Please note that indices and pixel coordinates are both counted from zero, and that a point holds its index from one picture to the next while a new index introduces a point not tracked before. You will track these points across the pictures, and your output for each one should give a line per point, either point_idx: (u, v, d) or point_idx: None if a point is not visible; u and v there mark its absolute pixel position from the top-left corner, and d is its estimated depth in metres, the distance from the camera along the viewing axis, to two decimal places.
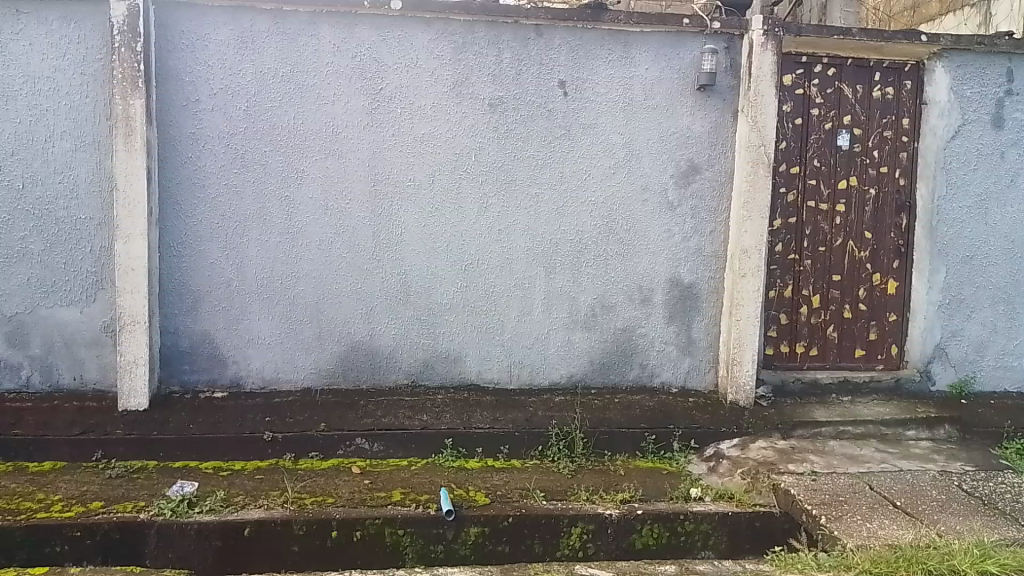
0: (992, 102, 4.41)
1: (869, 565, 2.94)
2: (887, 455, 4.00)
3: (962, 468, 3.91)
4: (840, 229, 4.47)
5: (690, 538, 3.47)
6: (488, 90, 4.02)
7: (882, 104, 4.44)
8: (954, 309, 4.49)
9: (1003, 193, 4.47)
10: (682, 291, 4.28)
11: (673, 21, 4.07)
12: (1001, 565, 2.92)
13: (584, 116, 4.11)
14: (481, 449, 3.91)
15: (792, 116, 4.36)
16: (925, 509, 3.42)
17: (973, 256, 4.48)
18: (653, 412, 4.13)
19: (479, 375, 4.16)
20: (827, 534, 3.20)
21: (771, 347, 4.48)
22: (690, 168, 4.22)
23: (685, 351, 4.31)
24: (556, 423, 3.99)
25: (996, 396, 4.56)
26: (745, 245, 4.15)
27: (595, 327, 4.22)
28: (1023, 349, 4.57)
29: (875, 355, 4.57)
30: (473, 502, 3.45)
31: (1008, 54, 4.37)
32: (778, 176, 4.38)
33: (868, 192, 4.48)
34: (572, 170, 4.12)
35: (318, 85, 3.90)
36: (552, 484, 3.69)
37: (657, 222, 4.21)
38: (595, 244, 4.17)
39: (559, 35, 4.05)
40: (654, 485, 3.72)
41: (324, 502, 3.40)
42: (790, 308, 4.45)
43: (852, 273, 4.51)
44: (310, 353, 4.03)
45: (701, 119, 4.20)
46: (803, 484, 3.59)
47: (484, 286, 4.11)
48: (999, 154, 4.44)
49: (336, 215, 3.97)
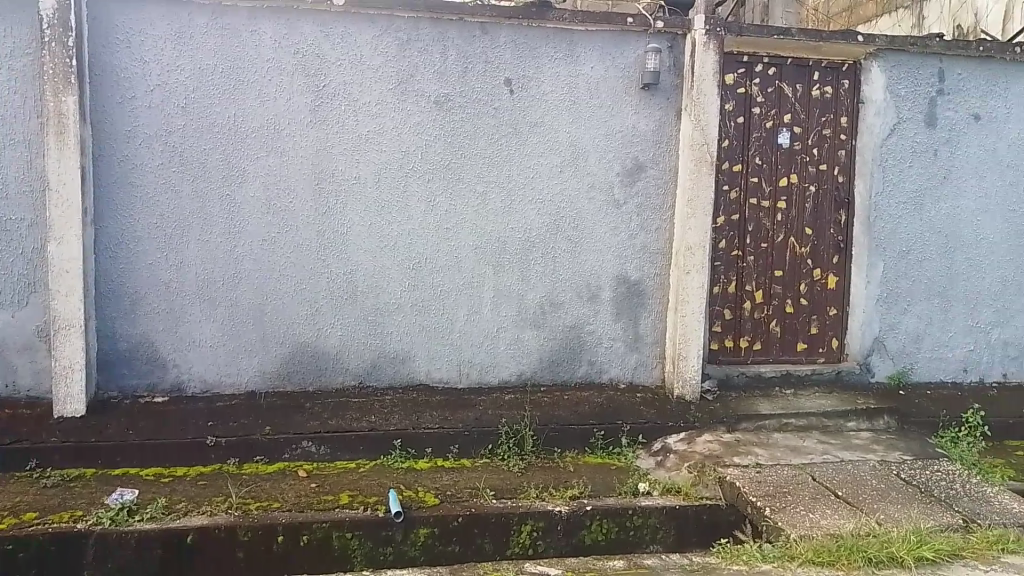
0: (925, 101, 4.54)
1: (812, 555, 3.04)
2: (828, 447, 4.09)
3: (900, 457, 4.01)
4: (782, 226, 4.56)
5: (639, 533, 3.50)
6: (434, 88, 3.99)
7: (820, 102, 4.54)
8: (891, 302, 4.62)
9: (936, 189, 4.61)
10: (629, 287, 4.31)
11: (617, 20, 4.10)
12: (936, 550, 3.09)
13: (531, 114, 4.11)
14: (430, 449, 3.90)
15: (734, 115, 4.43)
16: (865, 498, 3.51)
17: (909, 250, 4.61)
18: (601, 408, 4.15)
19: (427, 375, 4.13)
20: (771, 526, 3.26)
21: (716, 342, 4.53)
22: (636, 166, 4.26)
23: (632, 347, 4.34)
24: (506, 422, 3.99)
25: (931, 386, 4.70)
26: (690, 242, 4.22)
27: (543, 325, 4.22)
28: (956, 341, 4.73)
29: (816, 348, 4.68)
30: (422, 502, 3.42)
31: (940, 54, 4.51)
32: (721, 174, 4.44)
33: (808, 189, 4.58)
34: (518, 168, 4.12)
35: (259, 81, 3.82)
36: (502, 483, 3.68)
37: (604, 219, 4.24)
38: (542, 242, 4.18)
39: (504, 33, 4.04)
40: (603, 481, 3.74)
41: (270, 507, 3.34)
42: (734, 303, 4.52)
43: (793, 268, 4.60)
44: (254, 355, 3.95)
45: (646, 118, 4.24)
46: (748, 476, 3.66)
47: (431, 284, 4.08)
48: (932, 151, 4.58)
49: (279, 214, 3.90)
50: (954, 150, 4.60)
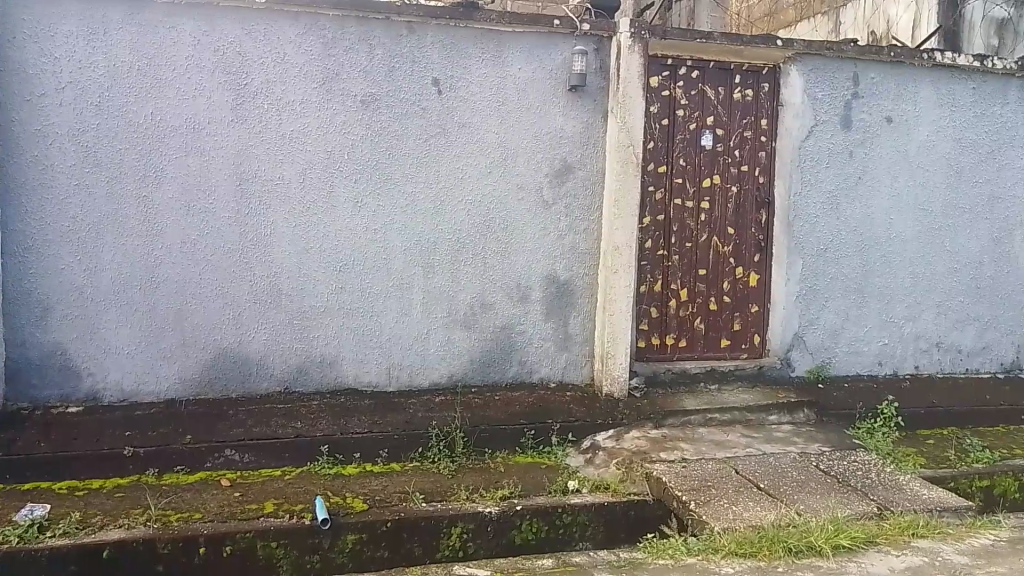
0: (841, 105, 4.71)
1: (734, 547, 3.13)
2: (751, 440, 4.21)
3: (819, 449, 4.15)
4: (705, 225, 4.65)
5: (569, 531, 3.53)
6: (360, 87, 3.95)
7: (742, 105, 4.64)
8: (810, 299, 4.77)
9: (852, 189, 4.78)
10: (558, 287, 4.34)
11: (544, 21, 4.13)
12: (852, 538, 3.22)
13: (459, 115, 4.09)
14: (358, 455, 3.84)
15: (659, 117, 4.50)
16: (786, 490, 3.61)
17: (826, 248, 4.77)
18: (532, 408, 4.17)
19: (356, 379, 4.07)
20: (695, 519, 3.32)
21: (644, 340, 4.60)
22: (564, 167, 4.29)
23: (562, 346, 4.37)
24: (437, 424, 3.97)
25: (849, 379, 4.87)
26: (617, 242, 4.27)
27: (473, 326, 4.21)
28: (871, 335, 4.91)
29: (739, 345, 4.78)
30: (350, 508, 3.37)
31: (854, 59, 4.69)
32: (647, 174, 4.51)
33: (730, 190, 4.67)
34: (447, 169, 4.10)
35: (176, 79, 3.71)
36: (432, 486, 3.66)
37: (533, 220, 4.25)
38: (471, 243, 4.17)
39: (431, 33, 4.02)
40: (532, 481, 3.76)
41: (191, 518, 3.25)
42: (660, 302, 4.60)
43: (717, 266, 4.69)
44: (174, 362, 3.83)
45: (573, 119, 4.28)
46: (674, 471, 3.72)
47: (359, 287, 4.03)
48: (848, 153, 4.75)
49: (199, 216, 3.79)
50: (868, 151, 4.78)
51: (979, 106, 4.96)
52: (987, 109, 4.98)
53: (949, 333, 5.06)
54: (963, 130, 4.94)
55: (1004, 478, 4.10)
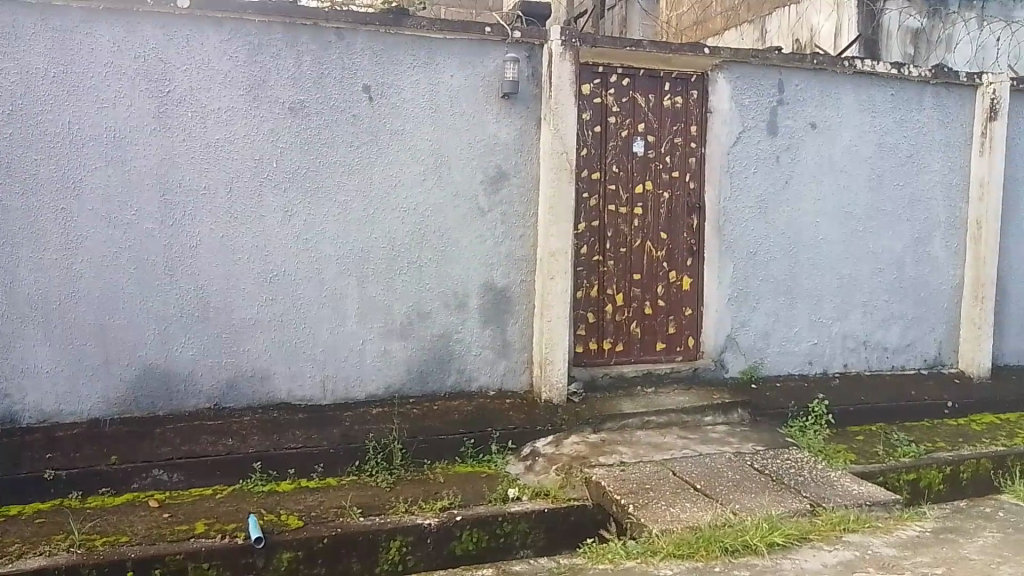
0: (767, 111, 4.83)
1: (672, 549, 3.16)
2: (688, 441, 4.26)
3: (754, 448, 4.23)
4: (639, 231, 4.70)
5: (509, 539, 3.50)
6: (288, 94, 3.87)
7: (672, 112, 4.71)
8: (741, 301, 4.87)
9: (780, 193, 4.90)
10: (495, 295, 4.32)
11: (475, 29, 4.14)
12: (786, 535, 3.29)
13: (391, 121, 4.05)
14: (293, 470, 3.76)
15: (592, 124, 4.54)
16: (722, 489, 3.66)
17: (756, 251, 4.88)
18: (471, 417, 4.14)
19: (289, 393, 3.97)
20: (634, 522, 3.34)
21: (581, 346, 4.61)
22: (498, 174, 4.28)
23: (500, 353, 4.35)
24: (373, 436, 3.91)
25: (780, 379, 4.98)
26: (553, 248, 4.29)
27: (410, 336, 4.16)
28: (801, 335, 5.04)
29: (674, 347, 4.83)
30: (285, 526, 3.28)
31: (779, 67, 4.82)
32: (581, 181, 4.54)
33: (662, 196, 4.73)
34: (380, 177, 4.05)
35: (94, 86, 3.58)
36: (369, 500, 3.60)
37: (468, 228, 4.23)
38: (406, 252, 4.12)
39: (362, 39, 3.97)
40: (472, 491, 3.73)
41: (117, 541, 3.12)
42: (597, 307, 4.62)
43: (651, 271, 4.74)
44: (96, 380, 3.67)
45: (507, 127, 4.28)
46: (613, 475, 3.74)
47: (291, 298, 3.94)
48: (775, 158, 4.87)
49: (121, 228, 3.66)
50: (795, 156, 4.91)
51: (898, 112, 5.15)
52: (905, 115, 5.17)
53: (875, 332, 5.23)
54: (883, 135, 5.12)
55: (929, 471, 4.24)
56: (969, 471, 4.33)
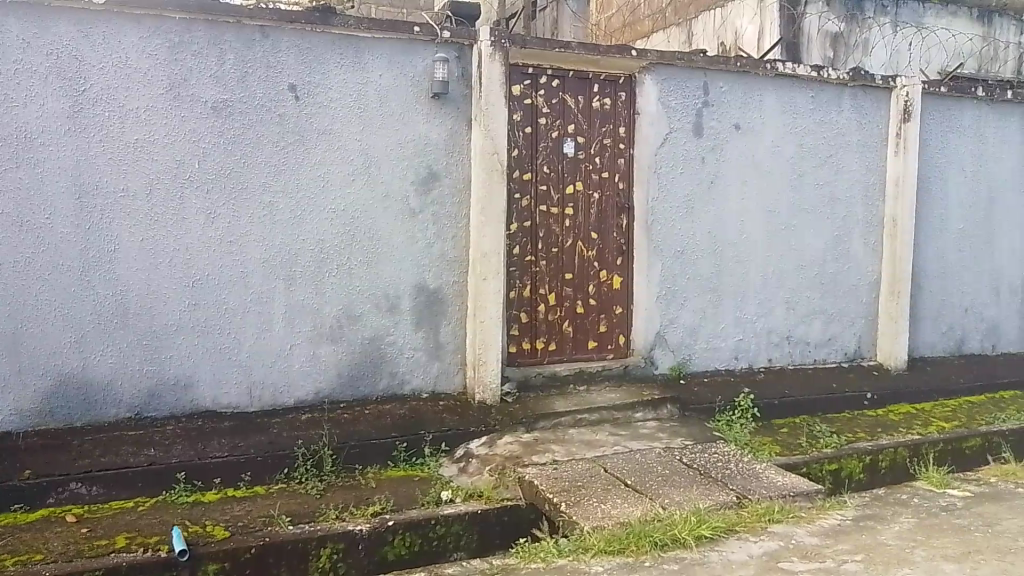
0: (692, 112, 4.93)
1: (604, 545, 3.21)
2: (619, 438, 4.32)
3: (683, 442, 4.31)
4: (570, 231, 4.73)
5: (442, 542, 3.48)
6: (210, 93, 3.77)
7: (601, 113, 4.76)
8: (670, 299, 4.96)
9: (706, 193, 5.01)
10: (428, 297, 4.30)
11: (403, 28, 4.10)
12: (713, 528, 3.37)
13: (318, 121, 3.98)
14: (219, 479, 3.65)
15: (522, 125, 4.55)
16: (652, 485, 3.72)
17: (683, 250, 4.98)
18: (403, 420, 4.11)
19: (215, 400, 3.87)
20: (566, 520, 3.37)
21: (514, 346, 4.62)
22: (429, 175, 4.25)
23: (433, 355, 4.33)
24: (303, 442, 3.85)
25: (708, 374, 5.09)
26: (484, 249, 4.29)
27: (340, 339, 4.10)
28: (727, 331, 5.16)
29: (606, 345, 4.88)
30: (211, 537, 3.20)
31: (703, 69, 4.92)
32: (512, 182, 4.54)
33: (592, 196, 4.78)
34: (307, 178, 3.98)
35: (3, 85, 3.43)
36: (299, 507, 3.53)
37: (400, 229, 4.19)
38: (335, 253, 4.06)
39: (286, 38, 3.90)
40: (404, 494, 3.70)
41: (31, 560, 2.99)
42: (529, 307, 4.63)
43: (582, 270, 4.78)
44: (9, 391, 3.52)
45: (437, 127, 4.25)
46: (546, 474, 3.76)
47: (215, 302, 3.84)
48: (701, 158, 4.97)
49: (34, 231, 3.51)
50: (719, 157, 5.02)
51: (818, 114, 5.32)
52: (825, 117, 5.34)
53: (797, 327, 5.39)
54: (803, 136, 5.28)
55: (849, 461, 4.38)
56: (887, 460, 4.50)
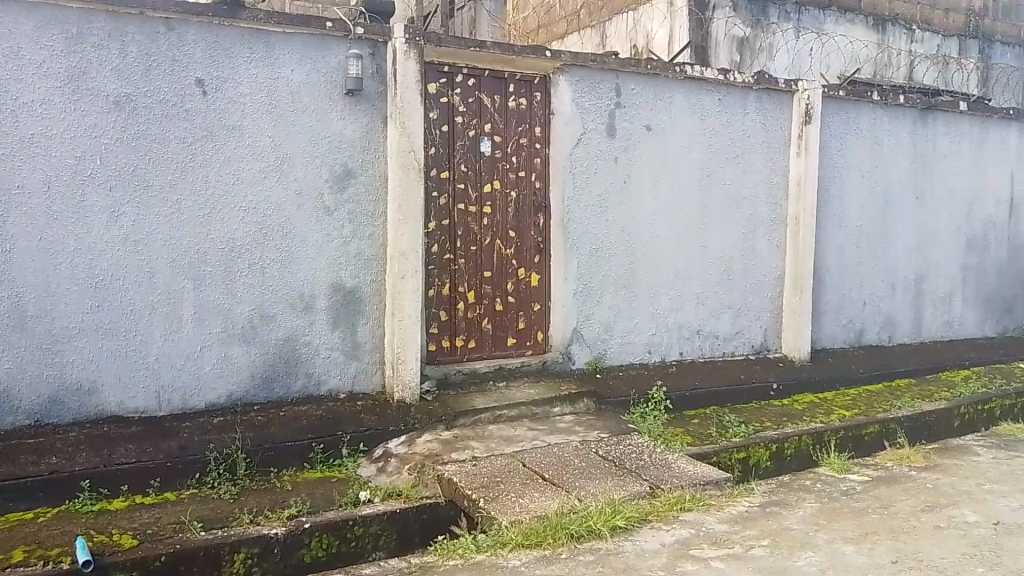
0: (606, 113, 5.03)
1: (521, 539, 3.27)
2: (537, 433, 4.37)
3: (599, 435, 4.40)
4: (488, 229, 4.76)
5: (360, 543, 3.45)
6: (113, 87, 3.63)
7: (517, 113, 4.80)
8: (586, 295, 5.06)
9: (619, 192, 5.12)
10: (344, 295, 4.25)
11: (315, 23, 4.04)
12: (627, 518, 3.48)
13: (227, 117, 3.89)
14: (126, 487, 3.53)
15: (439, 123, 4.54)
16: (568, 477, 3.79)
17: (598, 248, 5.08)
18: (320, 422, 4.05)
19: (121, 405, 3.74)
20: (484, 516, 3.40)
21: (434, 344, 4.61)
22: (344, 172, 4.20)
23: (350, 355, 4.29)
24: (215, 447, 3.75)
25: (623, 368, 5.21)
26: (402, 247, 4.27)
27: (254, 340, 4.02)
28: (641, 326, 5.29)
29: (524, 342, 4.94)
30: (118, 546, 3.09)
31: (616, 71, 5.02)
32: (429, 180, 4.53)
33: (509, 195, 4.82)
34: (217, 175, 3.88)
35: None
36: (211, 513, 3.44)
37: (314, 228, 4.13)
38: (247, 252, 3.97)
39: (193, 31, 3.79)
40: (321, 496, 3.65)
41: None
42: (448, 305, 4.63)
43: (500, 268, 4.81)
44: None
45: (351, 124, 4.21)
46: (464, 470, 3.78)
47: (120, 304, 3.71)
48: (614, 158, 5.08)
49: None
50: (632, 157, 5.14)
51: (725, 115, 5.50)
52: (731, 119, 5.53)
53: (708, 321, 5.57)
54: (711, 137, 5.46)
55: (757, 449, 4.56)
56: (793, 448, 4.70)
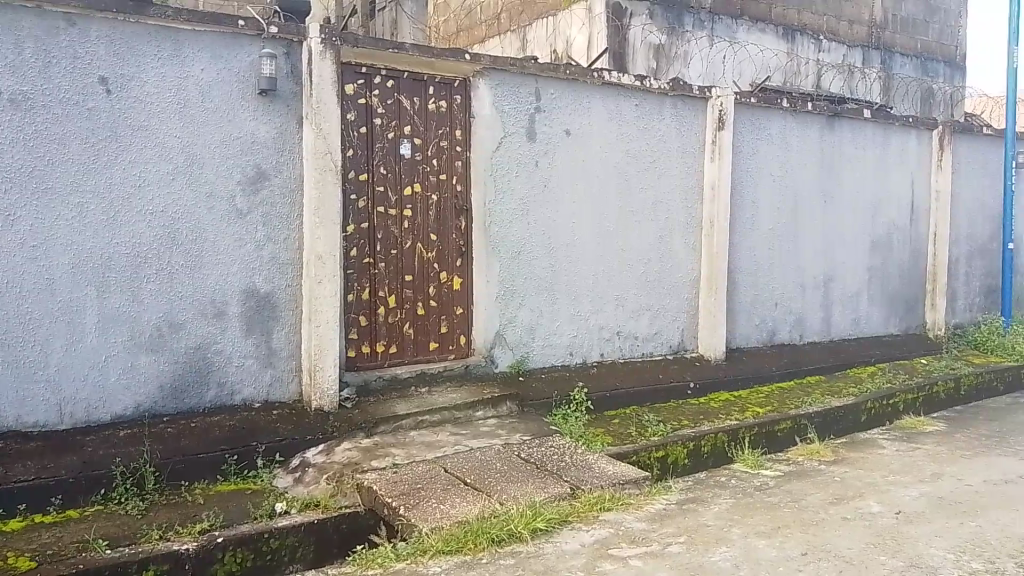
0: (525, 117, 5.05)
1: (441, 545, 3.25)
2: (459, 437, 4.35)
3: (521, 438, 4.42)
4: (409, 232, 4.71)
5: (276, 555, 3.36)
6: (7, 84, 3.45)
7: (436, 116, 4.78)
8: (508, 299, 5.07)
9: (540, 195, 5.15)
10: (259, 301, 4.14)
11: (227, 21, 3.92)
12: (547, 520, 3.51)
13: (133, 117, 3.74)
14: (24, 505, 3.34)
15: (357, 125, 4.48)
16: (490, 481, 3.79)
17: (520, 251, 5.10)
18: (234, 432, 3.93)
19: (18, 419, 3.54)
20: (405, 523, 3.36)
21: (354, 350, 4.54)
22: (258, 175, 4.09)
23: (266, 362, 4.18)
24: (122, 461, 3.59)
25: (546, 370, 5.24)
26: (320, 251, 4.19)
27: (162, 349, 3.87)
28: (562, 328, 5.34)
29: (447, 346, 4.91)
30: (14, 569, 2.92)
31: (535, 76, 5.05)
32: (347, 183, 4.46)
33: (430, 198, 4.78)
34: (122, 176, 3.72)
35: None
36: (117, 530, 3.29)
37: (226, 232, 4.01)
38: (155, 257, 3.82)
39: (95, 27, 3.63)
40: (234, 509, 3.53)
41: None
42: (368, 310, 4.57)
43: (422, 272, 4.77)
44: None
45: (265, 125, 4.10)
46: (385, 478, 3.72)
47: (17, 312, 3.52)
48: (535, 162, 5.11)
49: None
50: (552, 161, 5.18)
51: (642, 121, 5.60)
52: (648, 124, 5.64)
53: (627, 322, 5.66)
54: (629, 142, 5.55)
55: (675, 447, 4.65)
56: (709, 445, 4.81)
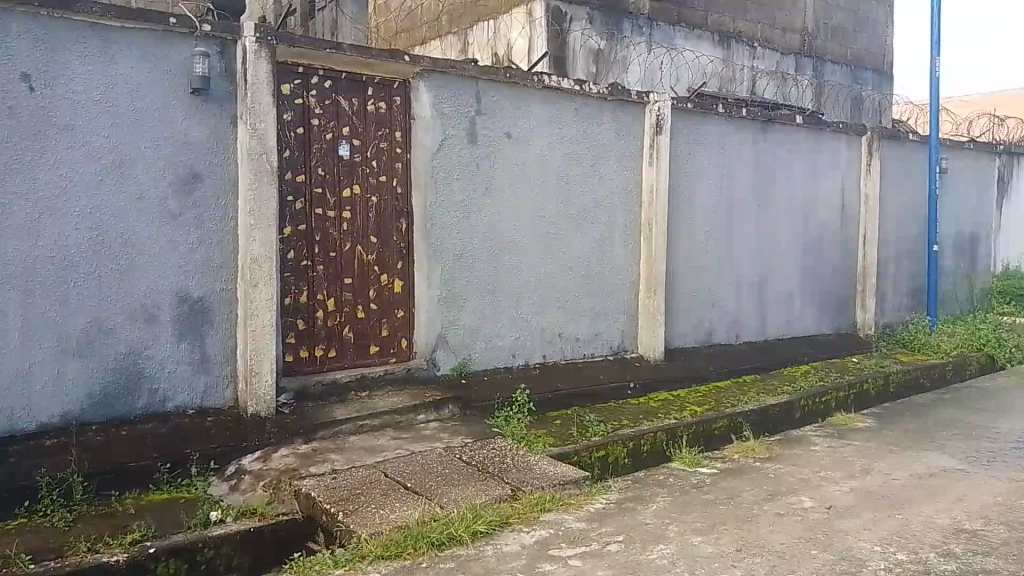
0: (466, 120, 5.05)
1: (381, 551, 3.23)
2: (400, 442, 4.33)
3: (462, 440, 4.40)
4: (348, 234, 4.66)
5: (211, 565, 3.28)
6: None
7: (375, 117, 4.74)
8: (450, 301, 5.05)
9: (481, 198, 5.15)
10: (192, 305, 4.04)
11: (157, 19, 3.82)
12: (488, 522, 3.54)
13: (58, 116, 3.61)
14: None
15: (294, 126, 4.41)
16: (431, 484, 3.77)
17: (461, 254, 5.08)
18: (166, 440, 3.85)
19: None
20: (343, 529, 3.32)
21: (292, 354, 4.47)
22: (191, 176, 4.00)
23: (200, 368, 4.08)
24: (47, 472, 3.49)
25: (488, 373, 5.25)
26: (255, 254, 4.12)
27: (89, 355, 3.74)
28: (504, 330, 5.35)
29: (388, 349, 4.88)
30: None
31: (475, 79, 5.05)
32: (284, 184, 4.39)
33: (370, 200, 4.75)
34: (46, 177, 3.59)
35: None
36: (42, 543, 3.18)
37: (157, 235, 3.90)
38: (83, 260, 3.70)
39: (17, 22, 3.50)
40: (166, 519, 3.45)
41: None
42: (306, 314, 4.50)
43: (361, 275, 4.73)
44: None
45: (198, 125, 4.01)
46: (323, 484, 3.67)
47: None
48: (475, 165, 5.11)
49: None
50: (493, 164, 5.20)
51: (581, 125, 5.66)
52: (587, 129, 5.70)
53: (568, 324, 5.71)
54: (569, 145, 5.60)
55: (615, 447, 4.70)
56: (648, 444, 4.88)
